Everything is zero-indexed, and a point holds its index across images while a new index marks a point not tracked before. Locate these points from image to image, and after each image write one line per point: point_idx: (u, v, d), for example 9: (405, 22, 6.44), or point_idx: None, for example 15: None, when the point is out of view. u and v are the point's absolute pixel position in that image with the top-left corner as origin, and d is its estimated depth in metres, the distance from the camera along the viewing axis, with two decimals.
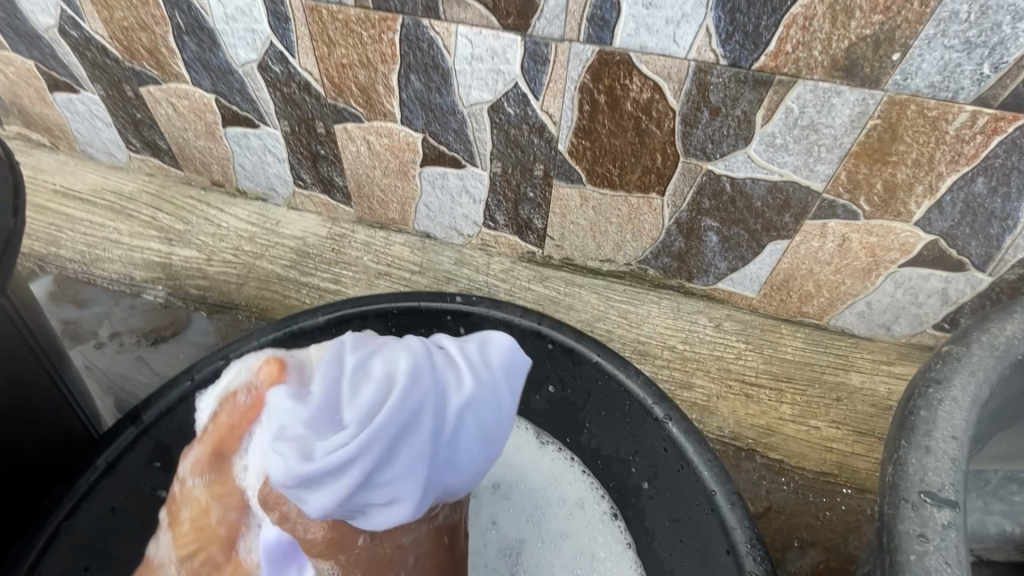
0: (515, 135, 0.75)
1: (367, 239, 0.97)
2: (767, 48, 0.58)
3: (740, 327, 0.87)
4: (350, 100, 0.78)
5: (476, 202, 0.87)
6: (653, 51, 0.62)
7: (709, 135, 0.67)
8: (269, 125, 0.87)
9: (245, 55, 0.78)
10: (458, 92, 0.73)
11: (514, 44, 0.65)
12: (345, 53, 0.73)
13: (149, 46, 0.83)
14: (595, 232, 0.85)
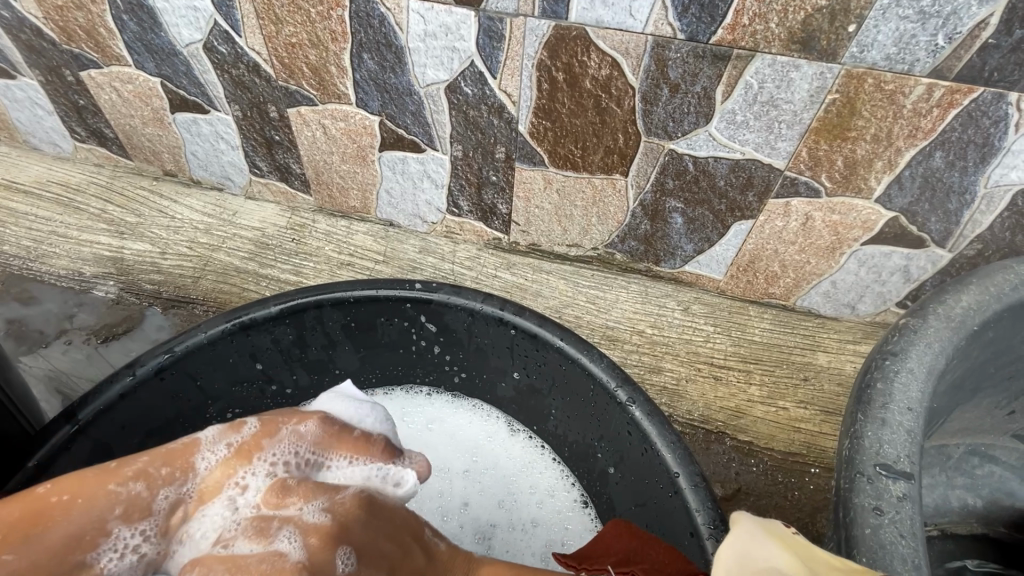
0: (474, 116, 0.73)
1: (329, 229, 0.94)
2: (723, 21, 0.57)
3: (708, 310, 0.86)
4: (302, 81, 0.75)
5: (438, 187, 0.84)
6: (610, 26, 0.60)
7: (671, 113, 0.66)
8: (219, 110, 0.83)
9: (188, 35, 0.74)
10: (413, 72, 0.70)
11: (468, 20, 0.63)
12: (294, 31, 0.70)
13: (86, 27, 0.78)
14: (560, 217, 0.83)
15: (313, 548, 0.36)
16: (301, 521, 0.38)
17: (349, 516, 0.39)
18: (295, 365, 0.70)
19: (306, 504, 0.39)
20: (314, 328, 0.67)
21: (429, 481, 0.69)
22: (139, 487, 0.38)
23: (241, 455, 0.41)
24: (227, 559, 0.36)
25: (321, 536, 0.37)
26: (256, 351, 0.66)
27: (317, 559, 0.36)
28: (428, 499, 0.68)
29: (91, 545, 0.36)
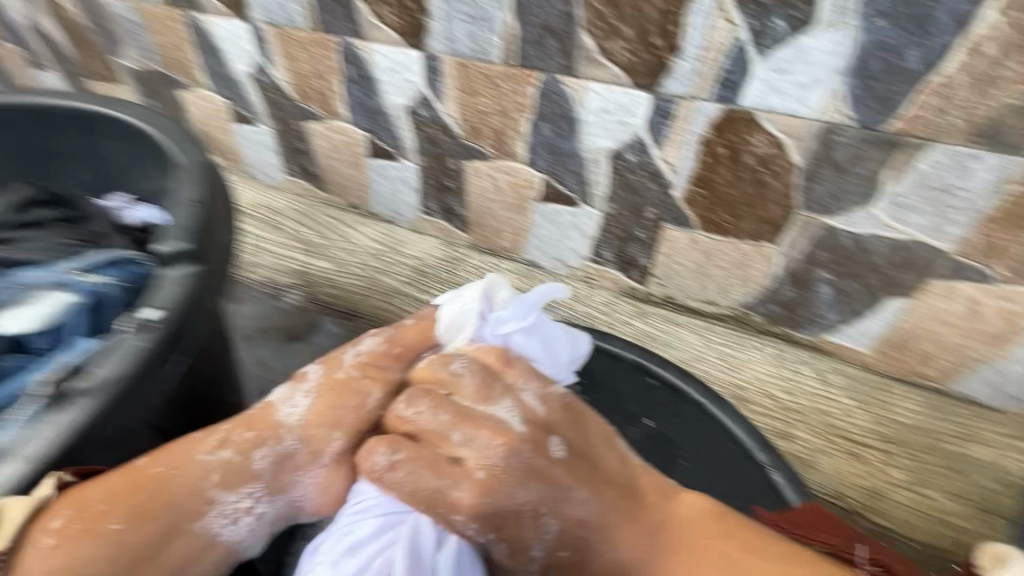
0: (631, 180, 0.80)
1: (479, 264, 1.06)
2: (901, 113, 0.60)
3: (847, 383, 0.85)
4: (483, 141, 0.87)
5: (585, 238, 0.92)
6: (780, 112, 0.65)
7: (830, 191, 0.68)
8: (407, 159, 0.98)
9: (397, 100, 0.89)
10: (583, 139, 0.79)
11: (644, 101, 0.71)
12: (486, 102, 0.82)
13: (320, 91, 0.95)
14: (700, 275, 0.87)
15: (529, 426, 0.59)
16: (518, 398, 0.60)
17: (559, 418, 0.61)
18: None
19: (524, 386, 0.62)
20: None
21: None
22: (230, 455, 0.61)
23: (325, 392, 0.67)
24: (470, 416, 0.59)
25: (540, 419, 0.60)
26: None
27: (540, 436, 0.59)
28: None
29: (200, 508, 0.59)
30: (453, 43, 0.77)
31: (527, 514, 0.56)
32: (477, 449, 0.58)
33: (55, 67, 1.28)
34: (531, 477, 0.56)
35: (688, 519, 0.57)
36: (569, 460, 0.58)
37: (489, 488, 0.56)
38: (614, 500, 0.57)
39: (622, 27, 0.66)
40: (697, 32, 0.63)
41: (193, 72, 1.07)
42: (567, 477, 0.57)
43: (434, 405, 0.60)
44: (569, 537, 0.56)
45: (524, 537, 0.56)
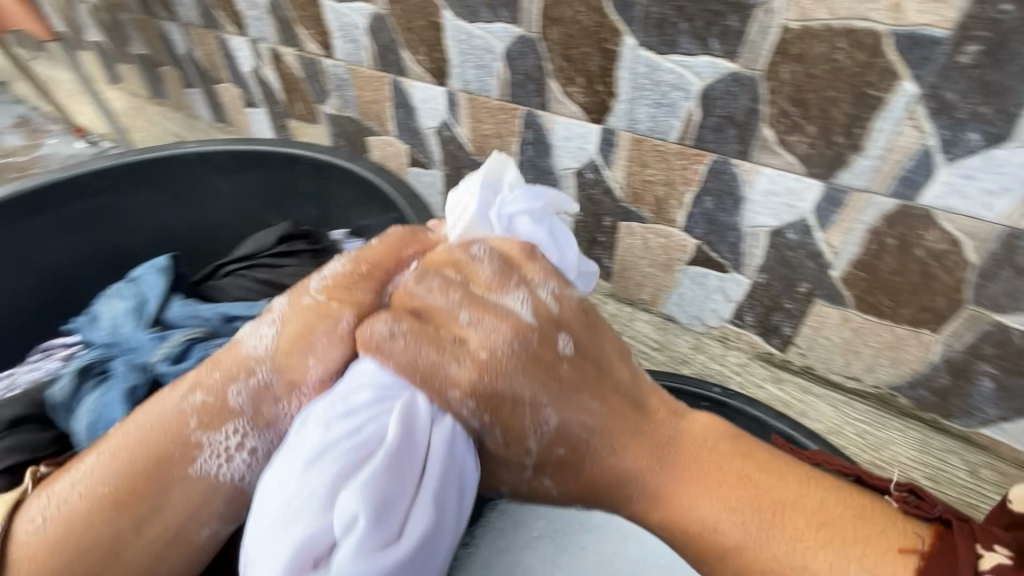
0: (788, 256, 0.86)
1: (615, 312, 1.14)
2: None
3: (1002, 478, 0.83)
4: (643, 206, 0.96)
5: (729, 301, 0.98)
6: (961, 212, 0.68)
7: (1006, 290, 0.70)
8: (564, 213, 1.09)
9: (567, 163, 1.01)
10: (745, 215, 0.86)
11: (815, 188, 0.77)
12: (653, 174, 0.91)
13: (496, 148, 1.09)
14: (847, 351, 0.89)
15: (538, 314, 0.55)
16: (529, 291, 0.57)
17: (571, 316, 0.57)
18: None
19: (544, 280, 0.58)
20: None
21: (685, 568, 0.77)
22: (203, 398, 0.60)
23: (313, 311, 0.64)
24: (473, 300, 0.56)
25: (550, 313, 0.56)
26: None
27: (546, 326, 0.55)
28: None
29: (189, 455, 0.58)
30: (633, 122, 0.87)
31: (514, 411, 0.53)
32: (484, 330, 0.54)
33: (266, 106, 1.54)
34: (534, 370, 0.53)
35: (701, 436, 0.54)
36: (575, 361, 0.55)
37: (465, 371, 0.53)
38: (623, 413, 0.54)
39: (806, 125, 0.72)
40: (883, 136, 0.68)
41: (385, 122, 1.26)
42: (575, 374, 0.54)
43: (445, 284, 0.57)
44: (568, 435, 0.53)
45: (523, 425, 0.53)
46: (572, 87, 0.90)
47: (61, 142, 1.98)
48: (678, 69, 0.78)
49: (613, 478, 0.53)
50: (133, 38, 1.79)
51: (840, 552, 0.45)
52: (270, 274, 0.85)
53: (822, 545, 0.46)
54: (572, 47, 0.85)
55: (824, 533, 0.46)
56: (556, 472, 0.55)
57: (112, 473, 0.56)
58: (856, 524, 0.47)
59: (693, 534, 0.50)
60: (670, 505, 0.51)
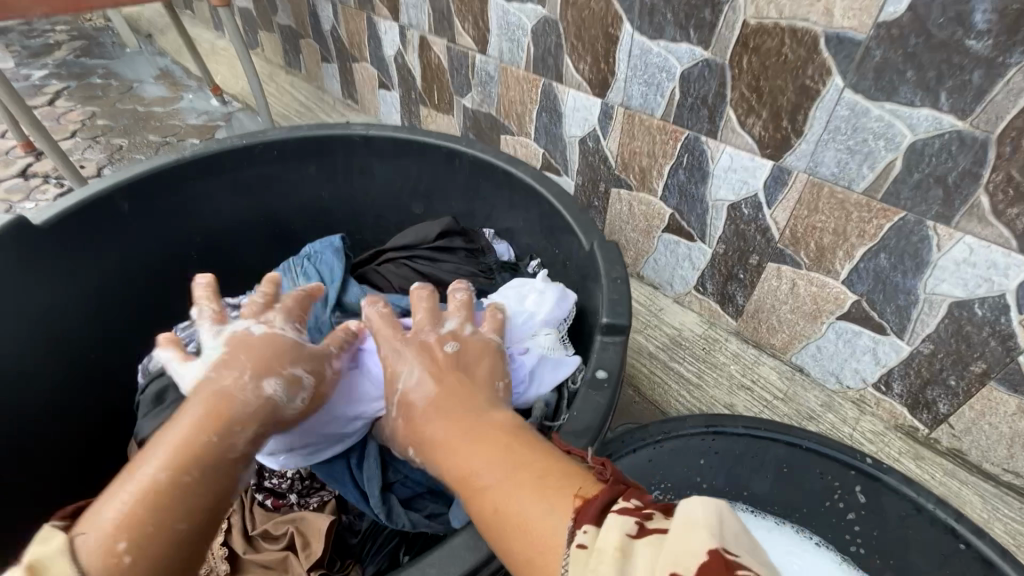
0: (968, 330, 0.79)
1: (738, 351, 1.09)
2: None
3: None
4: (801, 251, 0.91)
5: (878, 364, 0.92)
6: None
7: None
8: (704, 243, 1.06)
9: (723, 194, 0.97)
10: (926, 280, 0.80)
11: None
12: (823, 220, 0.86)
13: (644, 167, 1.07)
14: (1014, 442, 0.82)
15: (462, 337, 0.65)
16: (465, 328, 0.67)
17: (482, 343, 0.65)
18: (726, 472, 0.85)
19: (455, 317, 0.68)
20: (758, 453, 0.82)
21: None
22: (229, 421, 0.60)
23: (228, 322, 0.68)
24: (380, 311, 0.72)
25: (468, 339, 0.65)
26: (708, 451, 0.83)
27: (470, 342, 0.65)
28: None
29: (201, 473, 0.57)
30: (815, 165, 0.82)
31: (396, 363, 0.63)
32: (414, 339, 0.65)
33: (400, 90, 1.58)
34: (435, 364, 0.60)
35: (498, 419, 0.53)
36: (461, 360, 0.62)
37: (397, 351, 0.64)
38: (454, 389, 0.57)
39: None
40: None
41: (524, 123, 1.26)
42: (448, 362, 0.60)
43: (420, 302, 0.70)
44: (410, 395, 0.59)
45: (395, 378, 0.61)
46: (752, 118, 0.86)
47: (199, 98, 2.10)
48: (888, 118, 0.73)
49: (427, 437, 0.54)
50: (281, 8, 1.87)
51: (519, 489, 0.44)
52: (429, 266, 0.90)
53: (538, 495, 0.43)
54: (764, 78, 0.82)
55: (526, 479, 0.45)
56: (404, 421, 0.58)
57: (186, 501, 0.48)
58: (559, 480, 0.44)
59: (458, 478, 0.49)
60: (449, 455, 0.51)
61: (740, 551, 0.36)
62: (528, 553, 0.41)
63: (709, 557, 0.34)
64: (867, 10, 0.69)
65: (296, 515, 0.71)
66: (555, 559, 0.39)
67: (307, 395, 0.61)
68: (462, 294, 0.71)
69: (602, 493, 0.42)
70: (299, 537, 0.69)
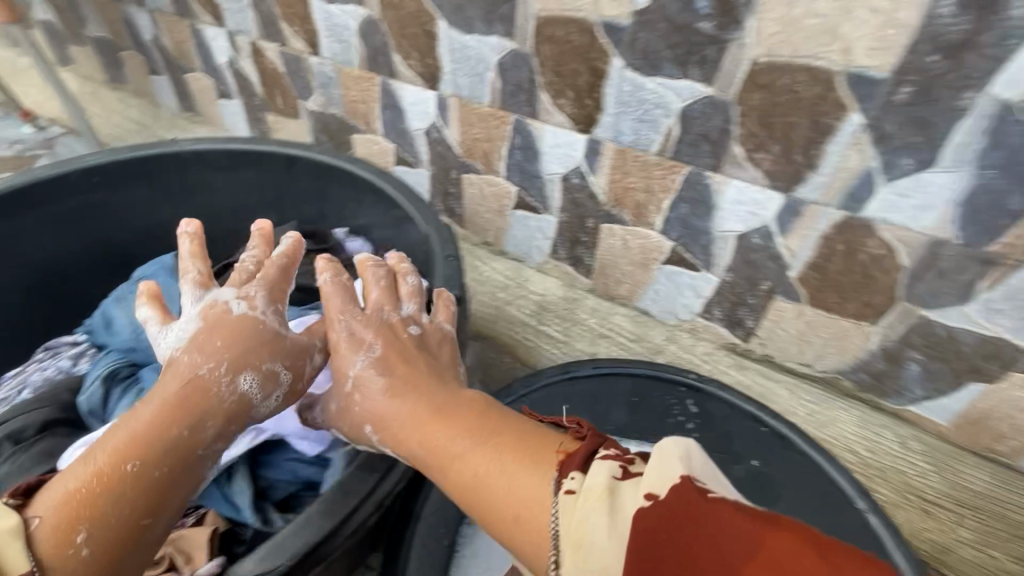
0: (752, 256, 0.96)
1: (595, 306, 1.23)
2: (1002, 240, 0.74)
3: (926, 448, 0.98)
4: (624, 210, 1.05)
5: (699, 296, 1.09)
6: (895, 223, 0.80)
7: (930, 289, 0.83)
8: (549, 214, 1.16)
9: (554, 168, 1.07)
10: (716, 220, 0.95)
11: (776, 199, 0.87)
12: (634, 181, 0.99)
13: (486, 152, 1.14)
14: (801, 341, 1.02)
15: (426, 326, 0.69)
16: (422, 317, 0.70)
17: (443, 331, 0.70)
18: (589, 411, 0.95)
19: (411, 302, 0.71)
20: (610, 388, 0.95)
21: None
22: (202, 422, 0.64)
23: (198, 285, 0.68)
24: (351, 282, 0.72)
25: (434, 328, 0.69)
26: (568, 396, 0.94)
27: (433, 329, 0.69)
28: None
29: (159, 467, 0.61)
30: (617, 134, 0.95)
31: (355, 347, 0.64)
32: (375, 326, 0.66)
33: (242, 99, 1.52)
34: (392, 347, 0.64)
35: (465, 394, 0.59)
36: (424, 343, 0.67)
37: (353, 332, 0.66)
38: (422, 376, 0.61)
39: (770, 144, 0.82)
40: (834, 157, 0.79)
41: (371, 122, 1.29)
42: (411, 346, 0.65)
43: (382, 283, 0.71)
44: (368, 377, 0.62)
45: (347, 365, 0.64)
46: (562, 99, 0.96)
47: (6, 125, 1.85)
48: (660, 90, 0.86)
49: (402, 426, 0.58)
50: (90, 20, 1.71)
51: (501, 462, 0.51)
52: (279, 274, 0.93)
53: (525, 467, 0.49)
54: (563, 63, 0.92)
55: (508, 444, 0.52)
56: (374, 419, 0.61)
57: (144, 488, 0.54)
58: (535, 444, 0.52)
59: (428, 450, 0.55)
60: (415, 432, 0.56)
61: (715, 484, 0.43)
62: (516, 511, 0.47)
63: (684, 483, 0.41)
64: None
65: (174, 536, 0.70)
66: (545, 511, 0.46)
67: (283, 391, 0.66)
68: (413, 279, 0.73)
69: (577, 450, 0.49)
70: (178, 556, 0.68)
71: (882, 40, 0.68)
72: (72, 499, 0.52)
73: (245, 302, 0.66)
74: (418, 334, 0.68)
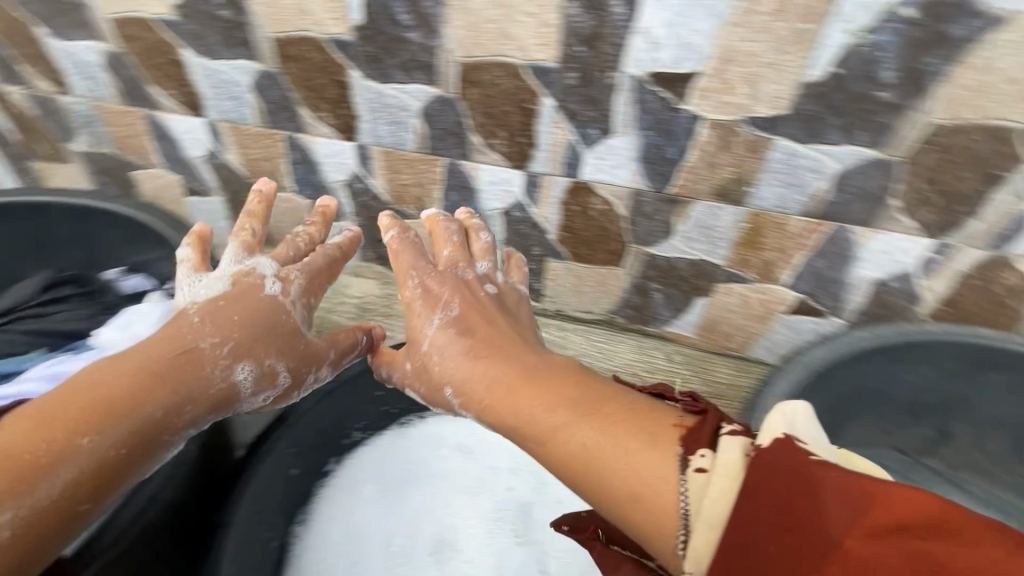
0: (518, 228, 1.11)
1: None
2: (675, 184, 0.94)
3: (685, 359, 1.20)
4: (407, 205, 1.15)
5: None
6: (605, 181, 0.98)
7: (645, 230, 1.03)
8: (345, 219, 1.23)
9: (335, 176, 1.14)
10: (481, 201, 1.09)
11: (518, 175, 1.02)
12: (406, 177, 1.09)
13: (269, 170, 1.18)
14: (577, 292, 1.19)
15: (503, 293, 0.87)
16: (496, 281, 0.89)
17: (516, 300, 0.88)
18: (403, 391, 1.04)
19: (493, 272, 0.90)
20: None
21: (486, 473, 1.04)
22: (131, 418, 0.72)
23: (246, 249, 0.87)
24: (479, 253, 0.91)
25: (508, 294, 0.88)
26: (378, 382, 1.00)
27: (513, 298, 0.88)
28: (485, 484, 1.03)
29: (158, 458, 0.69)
30: (378, 137, 1.04)
31: (434, 301, 0.81)
32: (474, 278, 0.87)
33: None
34: (468, 306, 0.81)
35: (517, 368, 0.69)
36: (487, 304, 0.82)
37: (428, 286, 0.83)
38: (512, 345, 0.74)
39: (497, 130, 0.96)
40: (545, 134, 0.94)
41: (148, 156, 1.25)
42: (491, 307, 0.82)
43: (480, 253, 0.90)
44: (457, 330, 0.77)
45: (422, 328, 0.80)
46: (321, 112, 1.03)
47: None
48: (398, 95, 0.96)
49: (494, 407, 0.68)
50: None
51: (608, 427, 0.58)
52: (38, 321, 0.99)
53: (633, 450, 0.55)
54: (310, 79, 0.99)
55: (634, 425, 0.58)
56: (461, 386, 0.72)
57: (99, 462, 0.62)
58: (650, 423, 0.58)
59: (531, 424, 0.62)
60: (512, 402, 0.65)
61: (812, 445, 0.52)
62: (635, 490, 0.54)
63: (780, 440, 0.51)
64: (342, 17, 0.89)
65: None
66: (671, 490, 0.53)
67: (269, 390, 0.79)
68: (485, 237, 0.92)
69: (691, 428, 0.57)
70: None
71: (542, 37, 0.82)
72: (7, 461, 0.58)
73: (279, 284, 0.83)
74: (491, 294, 0.86)
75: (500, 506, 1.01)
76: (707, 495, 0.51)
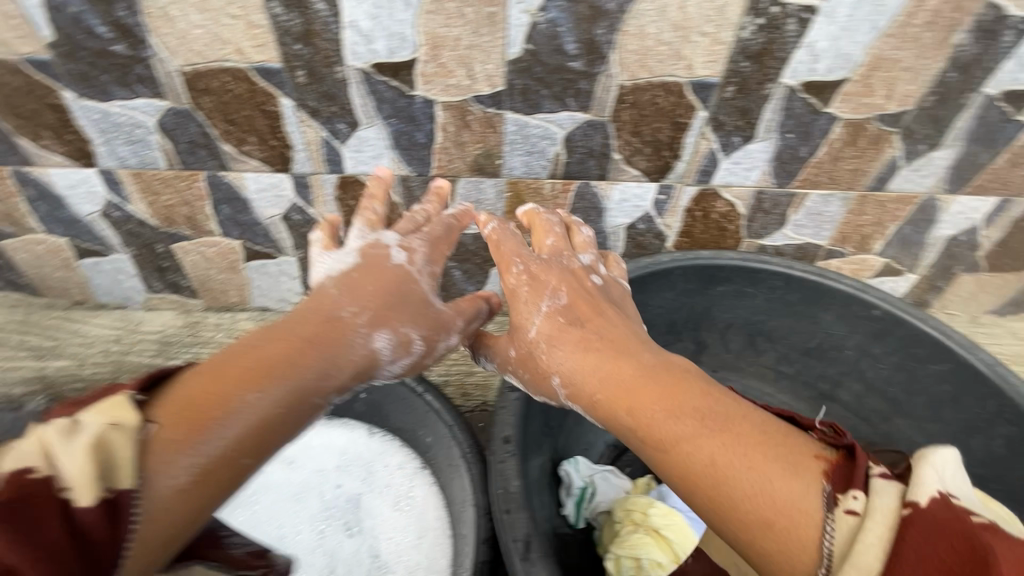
0: (304, 231, 1.11)
1: (218, 321, 1.28)
2: (433, 166, 1.00)
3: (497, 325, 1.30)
4: (180, 227, 1.09)
5: (293, 277, 1.22)
6: (370, 173, 1.01)
7: (423, 213, 1.08)
8: (117, 252, 1.15)
9: (88, 209, 1.05)
10: (256, 210, 1.07)
11: (284, 178, 1.02)
12: (168, 198, 1.04)
13: (5, 212, 1.05)
14: None
15: (597, 272, 0.91)
16: (591, 256, 0.92)
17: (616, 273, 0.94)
18: None
19: (589, 251, 0.92)
20: None
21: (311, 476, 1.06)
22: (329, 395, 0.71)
23: (376, 225, 0.88)
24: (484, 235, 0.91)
25: (577, 270, 0.88)
26: None
27: (573, 265, 0.89)
28: (310, 487, 1.05)
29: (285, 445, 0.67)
30: (121, 160, 0.97)
31: (542, 288, 0.85)
32: (554, 254, 0.89)
33: None
34: (576, 293, 0.84)
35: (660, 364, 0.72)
36: (606, 290, 0.88)
37: (534, 274, 0.86)
38: (621, 339, 0.77)
39: (247, 137, 0.95)
40: (296, 135, 0.95)
41: None
42: (602, 293, 0.87)
43: (557, 239, 0.91)
44: (575, 322, 0.80)
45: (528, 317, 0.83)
46: (44, 140, 0.94)
47: None
48: (126, 112, 0.91)
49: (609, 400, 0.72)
50: None
51: (747, 453, 0.59)
52: None
53: (761, 467, 0.58)
54: (16, 106, 0.89)
55: (741, 438, 0.61)
56: (563, 377, 0.78)
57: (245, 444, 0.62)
58: (791, 449, 0.60)
59: (660, 442, 0.64)
60: (626, 396, 0.70)
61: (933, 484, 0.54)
62: (772, 519, 0.56)
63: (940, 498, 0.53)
64: (29, 35, 0.81)
65: None
66: (805, 524, 0.55)
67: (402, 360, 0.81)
68: (584, 233, 0.93)
69: (836, 462, 0.59)
70: None
71: (256, 39, 0.82)
72: (192, 407, 0.60)
73: (404, 253, 0.86)
74: (598, 284, 0.88)
75: (326, 505, 1.04)
76: (860, 539, 0.52)
